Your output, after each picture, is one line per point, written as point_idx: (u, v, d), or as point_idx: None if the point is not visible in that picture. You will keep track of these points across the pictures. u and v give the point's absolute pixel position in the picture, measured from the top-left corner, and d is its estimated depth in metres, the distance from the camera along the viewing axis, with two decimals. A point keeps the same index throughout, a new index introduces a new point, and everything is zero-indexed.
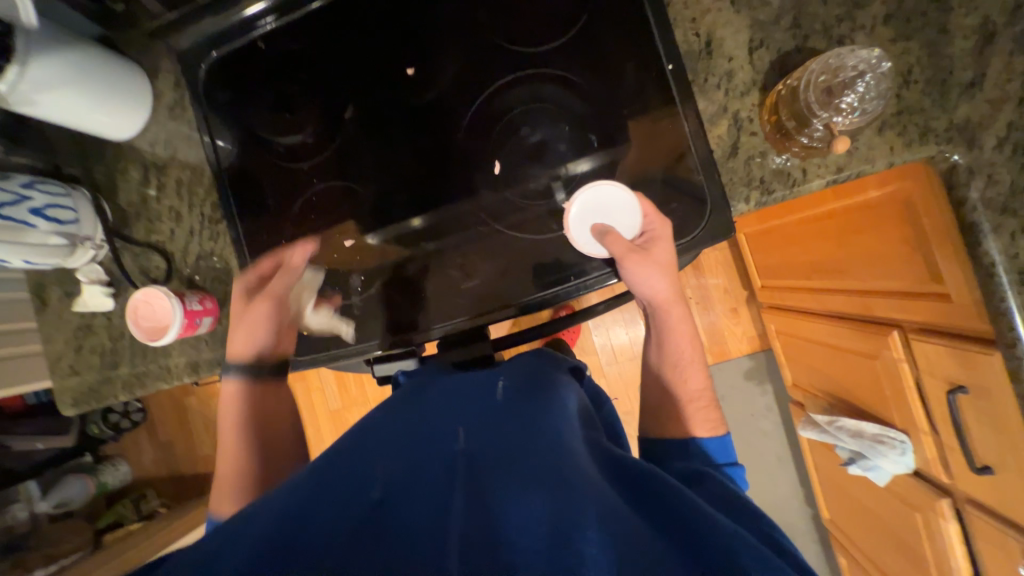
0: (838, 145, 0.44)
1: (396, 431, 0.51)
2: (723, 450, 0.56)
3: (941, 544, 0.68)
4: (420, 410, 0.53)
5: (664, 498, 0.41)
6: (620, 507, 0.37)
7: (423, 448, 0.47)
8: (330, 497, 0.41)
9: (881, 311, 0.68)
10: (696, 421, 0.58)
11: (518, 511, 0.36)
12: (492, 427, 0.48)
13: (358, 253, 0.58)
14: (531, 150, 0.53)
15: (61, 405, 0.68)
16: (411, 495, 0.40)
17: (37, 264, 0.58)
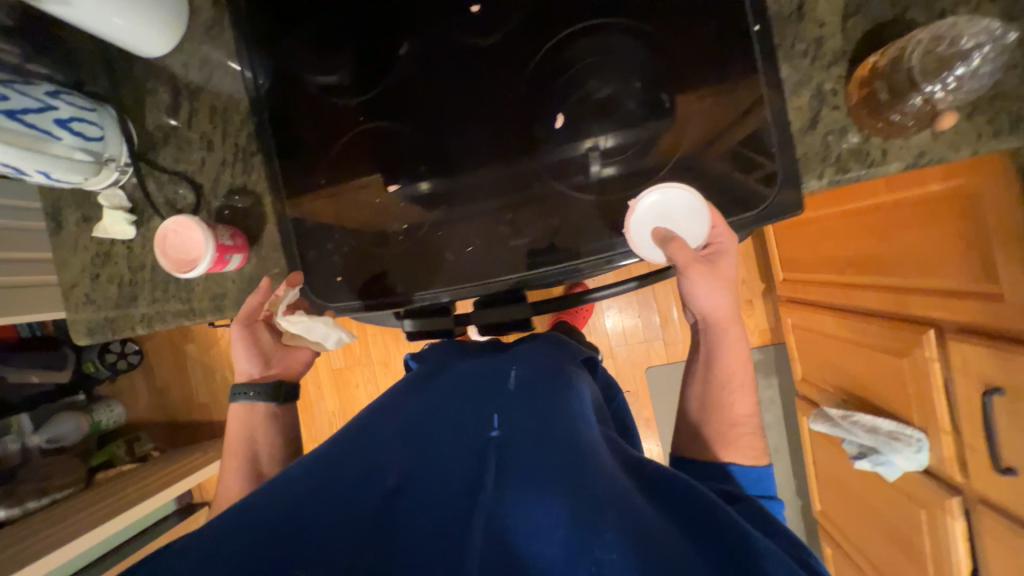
0: (945, 121, 0.43)
1: (414, 420, 0.53)
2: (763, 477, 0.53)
3: (945, 541, 0.69)
4: (438, 400, 0.55)
5: (684, 496, 0.40)
6: (633, 507, 0.37)
7: (439, 435, 0.48)
8: (351, 490, 0.44)
9: (918, 308, 0.67)
10: (740, 445, 0.53)
11: (526, 513, 0.37)
12: (508, 416, 0.49)
13: (405, 201, 0.56)
14: (597, 106, 0.50)
15: (75, 333, 0.65)
16: (427, 486, 0.42)
17: (59, 181, 0.55)
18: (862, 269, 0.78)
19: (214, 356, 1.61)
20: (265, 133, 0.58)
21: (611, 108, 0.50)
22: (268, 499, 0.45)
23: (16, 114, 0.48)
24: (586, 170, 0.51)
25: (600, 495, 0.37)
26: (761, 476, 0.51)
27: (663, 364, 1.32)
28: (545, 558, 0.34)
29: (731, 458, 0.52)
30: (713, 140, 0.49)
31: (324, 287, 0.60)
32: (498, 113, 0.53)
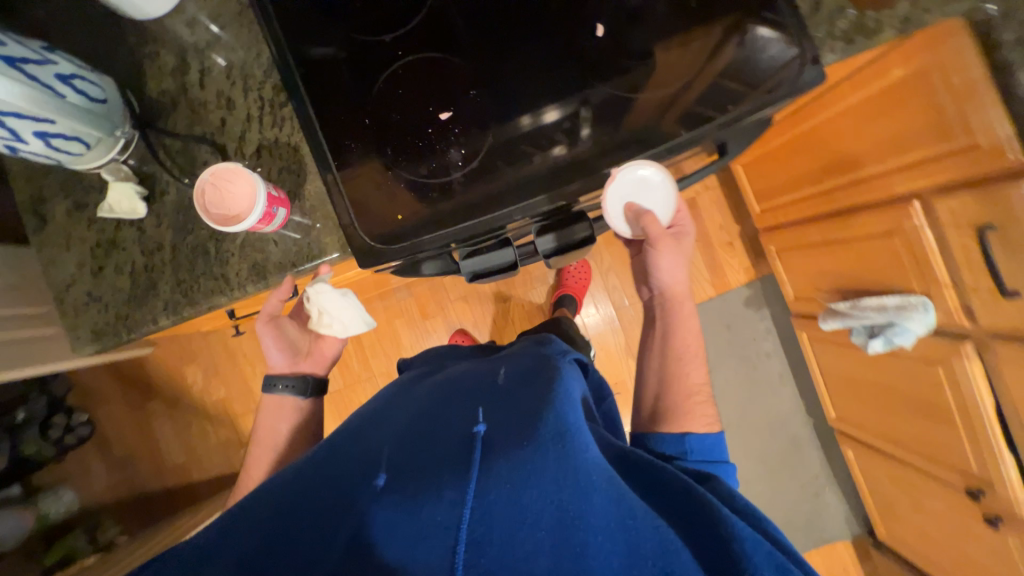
0: None
1: (404, 427, 0.54)
2: (718, 447, 0.63)
3: (965, 385, 0.78)
4: (424, 406, 0.58)
5: (668, 485, 0.47)
6: (621, 499, 0.42)
7: (427, 436, 0.51)
8: (343, 497, 0.46)
9: (900, 185, 0.78)
10: (695, 412, 0.65)
11: (512, 500, 0.41)
12: (494, 407, 0.52)
13: (460, 121, 0.54)
14: (631, 11, 0.54)
15: (78, 341, 0.57)
16: (416, 481, 0.45)
17: (61, 151, 0.49)
18: (838, 171, 0.88)
19: (186, 408, 1.43)
20: (293, 78, 0.55)
21: (643, 12, 0.54)
22: (257, 526, 0.46)
23: (14, 63, 0.43)
24: (578, 138, 0.54)
25: (589, 486, 0.42)
26: (714, 439, 0.62)
27: None
28: (528, 541, 0.39)
29: (689, 429, 0.63)
30: (714, 51, 0.53)
31: (384, 227, 0.55)
32: (536, 32, 0.55)
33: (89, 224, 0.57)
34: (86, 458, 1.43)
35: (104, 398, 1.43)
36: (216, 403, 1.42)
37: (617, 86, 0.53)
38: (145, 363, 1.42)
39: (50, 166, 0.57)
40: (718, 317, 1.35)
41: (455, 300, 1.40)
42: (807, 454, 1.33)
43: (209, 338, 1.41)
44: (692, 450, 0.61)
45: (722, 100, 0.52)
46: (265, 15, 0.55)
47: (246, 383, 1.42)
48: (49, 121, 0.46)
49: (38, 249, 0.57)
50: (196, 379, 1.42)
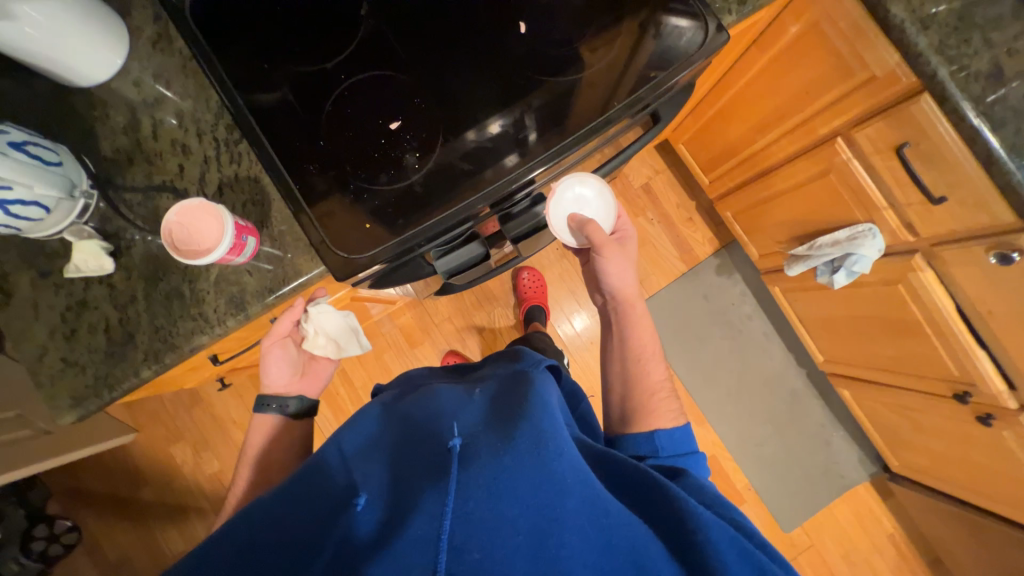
0: None
1: (378, 443, 0.52)
2: (689, 439, 0.66)
3: (926, 296, 0.83)
4: (397, 419, 0.55)
5: (647, 484, 0.47)
6: (598, 502, 0.42)
7: (403, 450, 0.48)
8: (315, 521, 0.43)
9: (821, 127, 0.85)
10: (660, 411, 0.68)
11: (492, 503, 0.39)
12: (470, 413, 0.50)
13: (410, 127, 0.58)
14: (549, 8, 0.61)
15: (57, 409, 0.55)
16: (393, 500, 0.42)
17: (20, 219, 0.49)
18: (765, 128, 0.96)
19: (178, 491, 1.35)
20: (244, 114, 0.57)
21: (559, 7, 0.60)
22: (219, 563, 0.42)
23: None
24: (527, 139, 0.57)
25: (567, 489, 0.41)
26: (681, 433, 0.66)
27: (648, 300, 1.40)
28: (508, 546, 0.37)
29: (657, 426, 0.66)
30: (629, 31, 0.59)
31: (353, 237, 0.56)
32: (469, 41, 0.60)
33: (55, 289, 0.56)
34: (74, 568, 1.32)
35: (88, 497, 1.34)
36: (210, 478, 1.36)
37: (555, 87, 0.58)
38: (128, 450, 1.35)
39: (8, 239, 0.57)
40: (694, 290, 1.40)
41: (439, 323, 1.41)
42: (808, 405, 1.36)
43: (194, 410, 1.37)
44: (662, 446, 0.64)
45: (647, 71, 0.58)
46: (212, 64, 0.58)
47: (239, 450, 1.37)
48: (8, 189, 0.46)
49: (4, 325, 0.56)
50: (186, 457, 1.36)
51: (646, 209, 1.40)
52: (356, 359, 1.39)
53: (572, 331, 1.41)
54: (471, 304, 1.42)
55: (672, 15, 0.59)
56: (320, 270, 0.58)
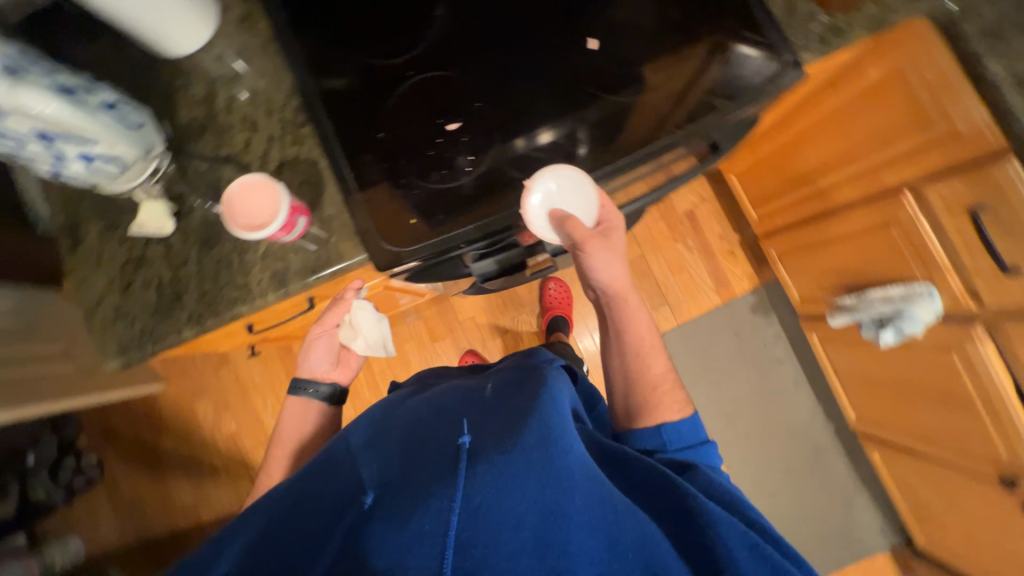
0: None
1: (387, 434, 0.53)
2: (697, 429, 0.61)
3: (982, 368, 0.78)
4: (409, 412, 0.57)
5: (656, 481, 0.48)
6: (606, 491, 0.43)
7: (407, 446, 0.50)
8: (324, 515, 0.45)
9: (888, 177, 0.81)
10: (663, 408, 0.62)
11: (499, 499, 0.40)
12: (480, 413, 0.51)
13: (468, 129, 0.58)
14: (621, 26, 0.60)
15: (105, 355, 0.59)
16: (398, 493, 0.44)
17: (97, 171, 0.53)
18: (826, 170, 0.92)
19: (196, 445, 1.42)
20: (314, 99, 0.60)
21: (633, 26, 0.60)
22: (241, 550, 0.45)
23: (69, 91, 0.47)
24: (577, 152, 0.58)
25: (572, 483, 0.42)
26: (689, 424, 0.61)
27: (676, 328, 1.36)
28: (514, 542, 0.39)
29: (663, 420, 0.61)
30: (699, 59, 0.59)
31: (396, 231, 0.58)
32: (538, 52, 0.60)
33: (119, 242, 0.60)
34: (93, 502, 1.40)
35: (115, 437, 1.42)
36: (227, 437, 1.41)
37: (612, 104, 0.58)
38: (156, 399, 1.42)
39: (84, 191, 0.61)
40: (726, 325, 1.36)
41: (463, 322, 1.41)
42: (831, 461, 1.29)
43: (220, 371, 1.42)
44: (670, 441, 0.59)
45: (712, 99, 0.58)
46: (289, 47, 0.61)
47: (257, 415, 1.42)
48: (93, 142, 0.50)
49: (70, 270, 0.60)
50: (207, 414, 1.42)
51: (687, 236, 1.37)
52: None
53: (594, 347, 1.39)
54: (496, 307, 1.42)
55: (742, 44, 0.59)
56: (363, 257, 0.59)
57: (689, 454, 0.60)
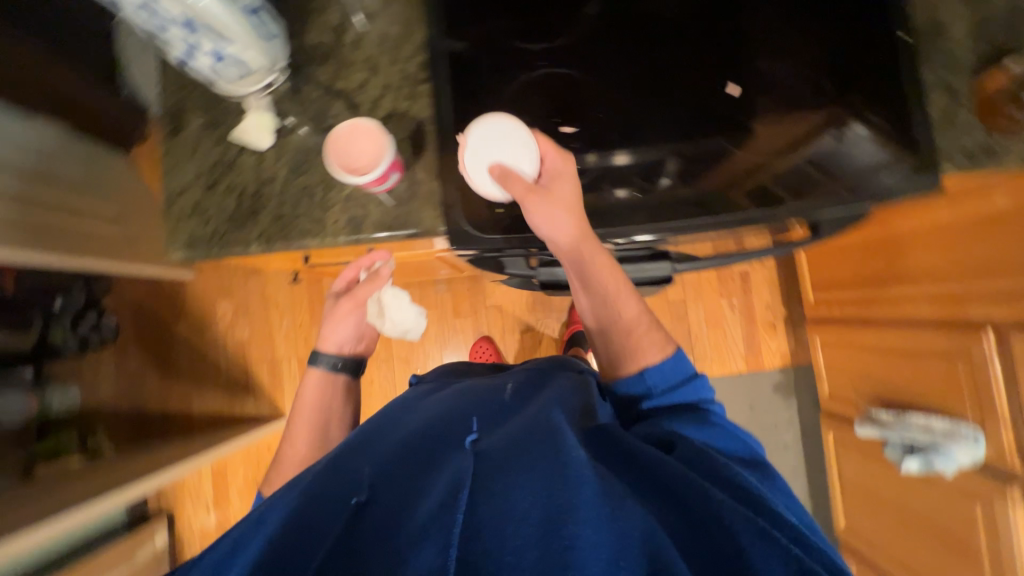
0: None
1: (392, 437, 0.53)
2: (679, 367, 0.58)
3: (1004, 530, 0.75)
4: (417, 419, 0.56)
5: (670, 483, 0.43)
6: (614, 487, 0.42)
7: (408, 439, 0.52)
8: (313, 503, 0.44)
9: (972, 309, 0.78)
10: (643, 349, 0.59)
11: (504, 502, 0.40)
12: (488, 430, 0.51)
13: (576, 138, 0.61)
14: (766, 80, 0.61)
15: (171, 244, 0.60)
16: (394, 489, 0.45)
17: (219, 70, 0.53)
18: (907, 281, 0.89)
19: (207, 340, 1.46)
20: (440, 63, 0.60)
21: (780, 84, 0.61)
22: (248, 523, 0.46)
23: None
24: (656, 181, 0.60)
25: (577, 479, 0.41)
26: (673, 362, 0.58)
27: None
28: (517, 539, 0.38)
29: (645, 361, 0.58)
30: (829, 138, 0.60)
31: (480, 217, 0.58)
32: (677, 81, 0.61)
33: (215, 142, 0.61)
34: (99, 360, 1.46)
35: (136, 308, 1.47)
36: (237, 342, 1.46)
37: (709, 145, 0.60)
38: (183, 286, 1.47)
39: (197, 82, 0.61)
40: (743, 394, 1.33)
41: (488, 308, 1.42)
42: None
43: (249, 279, 1.46)
44: (653, 385, 0.57)
45: (826, 176, 0.59)
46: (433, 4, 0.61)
47: (270, 330, 1.45)
48: (230, 42, 0.50)
49: (163, 153, 0.61)
50: (225, 314, 1.46)
51: (734, 296, 1.33)
52: None
53: None
54: (524, 304, 1.42)
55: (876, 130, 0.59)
56: (440, 231, 0.59)
57: (678, 392, 0.57)
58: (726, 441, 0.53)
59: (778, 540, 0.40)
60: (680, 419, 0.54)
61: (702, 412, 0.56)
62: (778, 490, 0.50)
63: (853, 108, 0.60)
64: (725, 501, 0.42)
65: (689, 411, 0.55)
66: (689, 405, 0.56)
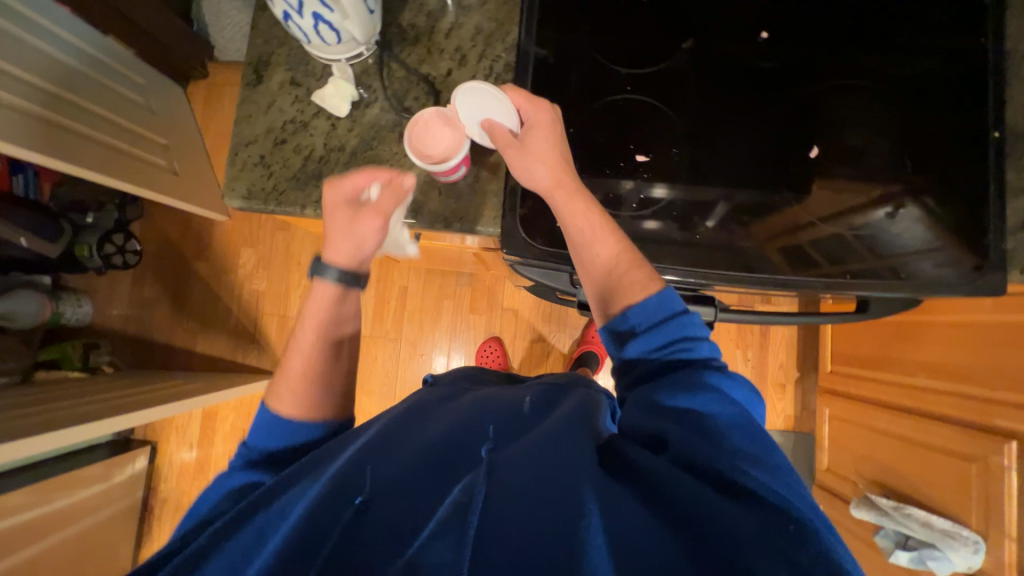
0: None
1: (400, 433, 0.52)
2: (660, 308, 0.55)
3: None
4: (431, 419, 0.55)
5: (671, 496, 0.43)
6: (622, 508, 0.43)
7: (418, 434, 0.52)
8: (317, 498, 0.43)
9: (999, 419, 0.77)
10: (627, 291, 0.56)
11: (512, 519, 0.41)
12: (504, 441, 0.49)
13: (652, 168, 0.62)
14: (850, 150, 0.62)
15: (229, 186, 0.62)
16: (405, 484, 0.45)
17: (315, 35, 0.55)
18: (932, 373, 0.90)
19: (224, 283, 1.47)
20: (527, 66, 0.63)
21: (860, 154, 0.62)
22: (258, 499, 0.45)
23: None
24: (696, 225, 0.61)
25: (584, 502, 0.42)
26: (656, 300, 0.55)
27: None
28: (525, 552, 0.38)
29: (628, 302, 0.56)
30: (900, 224, 0.62)
31: (537, 228, 0.63)
32: (761, 133, 0.62)
33: (293, 100, 0.63)
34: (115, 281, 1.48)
35: (161, 238, 1.48)
36: (253, 292, 1.46)
37: (775, 200, 0.62)
38: (211, 226, 1.48)
39: (287, 39, 0.64)
40: None
41: (503, 309, 1.42)
42: None
43: (277, 232, 1.47)
44: (636, 326, 0.55)
45: (891, 260, 0.62)
46: (534, 11, 0.63)
47: (287, 287, 1.46)
48: (328, 9, 0.51)
49: (241, 100, 0.63)
50: (247, 262, 1.47)
51: (750, 348, 1.32)
52: (421, 286, 1.43)
53: None
54: (539, 313, 1.42)
55: (943, 226, 0.61)
56: (493, 232, 0.65)
57: (662, 332, 0.54)
58: (720, 407, 0.50)
59: (781, 547, 0.39)
60: (667, 386, 0.51)
61: (690, 368, 0.53)
62: (778, 468, 0.47)
63: (913, 189, 0.62)
64: (726, 509, 0.42)
65: (679, 375, 0.52)
66: (679, 360, 0.54)
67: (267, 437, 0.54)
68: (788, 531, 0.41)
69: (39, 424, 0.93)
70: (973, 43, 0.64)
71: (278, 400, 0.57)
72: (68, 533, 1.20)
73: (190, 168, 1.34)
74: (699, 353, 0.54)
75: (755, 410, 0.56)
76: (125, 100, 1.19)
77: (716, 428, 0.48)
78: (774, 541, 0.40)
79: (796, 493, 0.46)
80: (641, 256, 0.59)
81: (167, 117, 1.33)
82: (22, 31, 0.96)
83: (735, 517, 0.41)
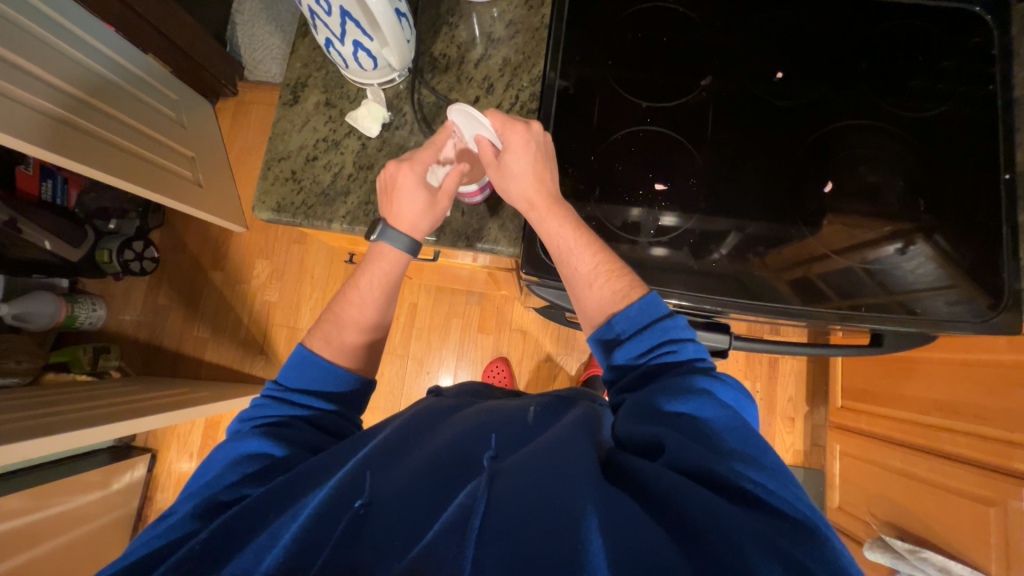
0: None
1: (402, 442, 0.52)
2: (643, 312, 0.54)
3: None
4: (438, 430, 0.54)
5: (669, 503, 0.42)
6: (618, 505, 0.42)
7: (416, 445, 0.51)
8: (318, 504, 0.44)
9: (1019, 462, 0.76)
10: (607, 298, 0.56)
11: (507, 522, 0.40)
12: (506, 451, 0.49)
13: (669, 197, 0.64)
14: (863, 186, 0.64)
15: (261, 200, 0.66)
16: (401, 497, 0.44)
17: (355, 62, 0.60)
18: (946, 412, 0.89)
19: (237, 293, 1.49)
20: (551, 95, 0.65)
21: (874, 191, 0.64)
22: (258, 515, 0.45)
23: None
24: (709, 254, 0.62)
25: (579, 501, 0.41)
26: (640, 305, 0.54)
27: None
28: (516, 557, 0.38)
29: (610, 310, 0.56)
30: (911, 258, 0.63)
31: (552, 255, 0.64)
32: (777, 168, 0.65)
33: (326, 119, 0.68)
34: (129, 288, 1.50)
35: (179, 246, 1.51)
36: (265, 303, 1.48)
37: (790, 233, 0.63)
38: (229, 237, 1.51)
39: (325, 64, 0.68)
40: None
41: (512, 329, 1.42)
42: None
43: (292, 245, 1.50)
44: (621, 329, 0.55)
45: (905, 293, 0.62)
46: (559, 42, 0.67)
47: (299, 299, 1.47)
48: (368, 38, 0.56)
49: (277, 117, 0.68)
50: (262, 273, 1.49)
51: (758, 379, 1.33)
52: (431, 304, 1.44)
53: None
54: (548, 336, 1.42)
55: (952, 262, 0.62)
56: (513, 252, 0.67)
57: (645, 338, 0.54)
58: (712, 410, 0.48)
59: (779, 546, 0.38)
60: (652, 393, 0.50)
61: (676, 372, 0.52)
62: (775, 470, 0.44)
63: (924, 227, 0.63)
64: (725, 508, 0.41)
65: (669, 379, 0.51)
66: (665, 364, 0.53)
67: (296, 377, 0.59)
68: (788, 533, 0.40)
69: (45, 428, 0.93)
70: (982, 89, 0.66)
71: (323, 343, 0.62)
72: (63, 540, 1.18)
73: (212, 181, 1.38)
74: (684, 354, 0.53)
75: (748, 411, 0.53)
76: (157, 113, 1.24)
77: (707, 432, 0.46)
78: (773, 542, 0.39)
79: (794, 494, 0.43)
80: (625, 265, 0.59)
81: (195, 131, 1.38)
82: (70, 48, 1.02)
83: (730, 517, 0.40)
